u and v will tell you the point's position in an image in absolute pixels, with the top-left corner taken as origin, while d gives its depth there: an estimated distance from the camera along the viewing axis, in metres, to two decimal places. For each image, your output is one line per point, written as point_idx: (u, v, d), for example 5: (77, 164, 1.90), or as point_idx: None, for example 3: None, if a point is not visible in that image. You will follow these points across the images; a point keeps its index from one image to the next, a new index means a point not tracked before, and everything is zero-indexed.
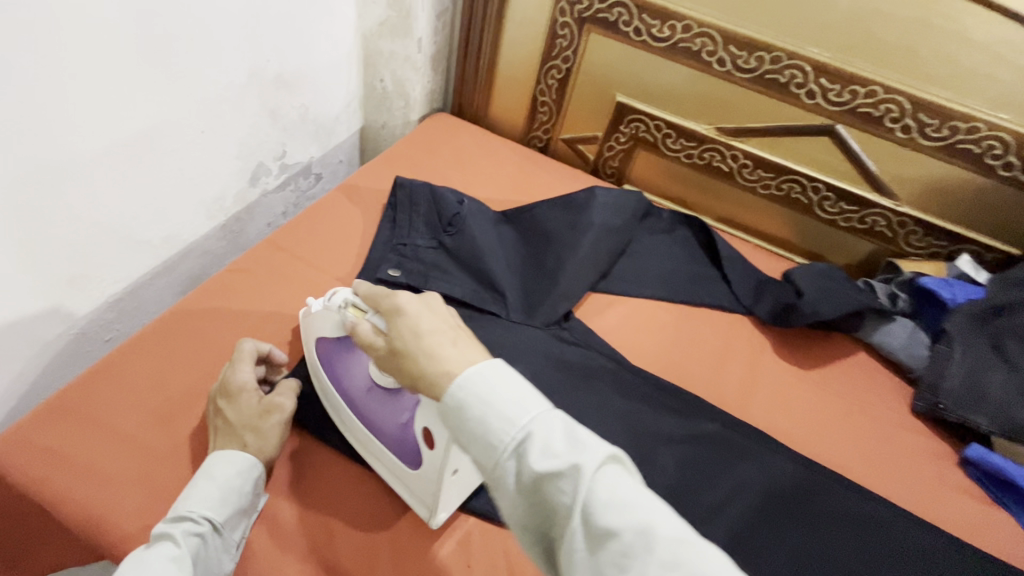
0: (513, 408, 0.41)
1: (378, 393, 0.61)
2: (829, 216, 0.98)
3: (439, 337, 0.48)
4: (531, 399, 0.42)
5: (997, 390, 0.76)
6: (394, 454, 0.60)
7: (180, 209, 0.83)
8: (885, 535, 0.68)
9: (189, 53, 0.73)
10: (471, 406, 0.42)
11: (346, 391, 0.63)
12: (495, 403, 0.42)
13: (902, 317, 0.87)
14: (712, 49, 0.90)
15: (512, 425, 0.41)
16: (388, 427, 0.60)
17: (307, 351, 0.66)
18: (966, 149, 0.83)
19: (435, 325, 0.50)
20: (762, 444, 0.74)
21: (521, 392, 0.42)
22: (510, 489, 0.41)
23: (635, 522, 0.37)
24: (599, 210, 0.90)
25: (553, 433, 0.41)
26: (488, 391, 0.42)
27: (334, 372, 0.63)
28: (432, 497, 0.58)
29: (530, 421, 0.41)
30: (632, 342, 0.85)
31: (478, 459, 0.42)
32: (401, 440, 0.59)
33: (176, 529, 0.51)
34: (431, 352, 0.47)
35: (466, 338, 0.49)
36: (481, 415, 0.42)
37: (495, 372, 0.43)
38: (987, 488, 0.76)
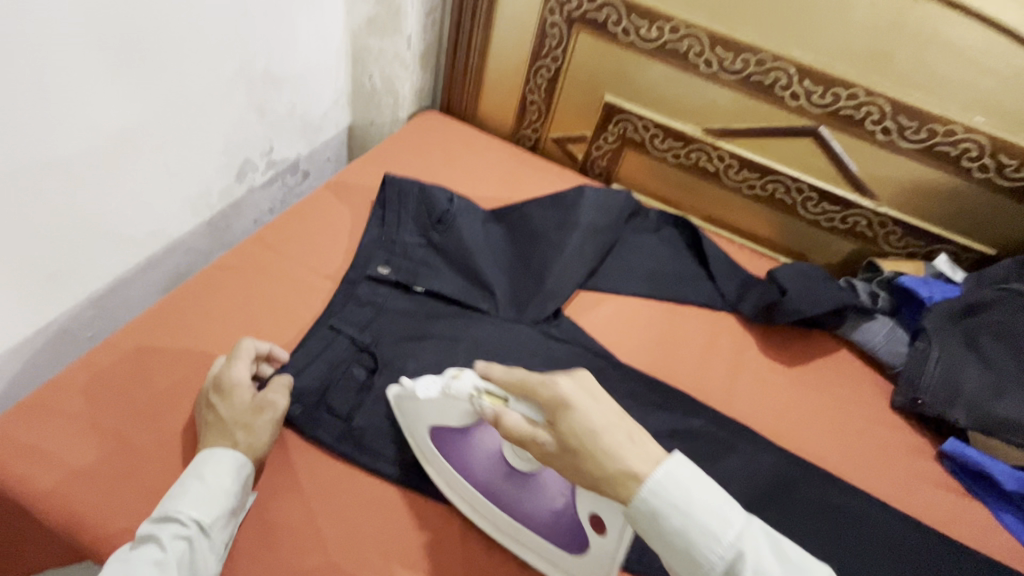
0: (716, 522, 0.45)
1: (517, 475, 0.59)
2: (813, 216, 0.99)
3: (615, 433, 0.49)
4: (732, 512, 0.46)
5: (972, 385, 0.77)
6: (549, 539, 0.58)
7: (166, 204, 0.83)
8: (864, 528, 0.69)
9: (175, 47, 0.73)
10: (670, 518, 0.46)
11: (477, 478, 0.60)
12: (696, 514, 0.45)
13: (882, 316, 0.89)
14: (699, 50, 0.91)
15: (721, 542, 0.45)
16: (537, 511, 0.58)
17: (420, 440, 0.63)
18: (944, 151, 0.85)
19: (606, 418, 0.50)
20: (747, 439, 0.75)
21: (719, 503, 0.46)
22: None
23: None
24: (587, 208, 0.91)
25: (761, 553, 0.45)
26: (684, 501, 0.46)
27: (460, 459, 0.61)
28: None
29: (738, 539, 0.45)
30: (619, 338, 0.85)
31: (683, 563, 0.46)
32: (557, 523, 0.57)
33: (162, 531, 0.51)
34: (613, 453, 0.48)
35: (639, 431, 0.50)
36: (684, 527, 0.45)
37: (692, 482, 0.47)
38: (964, 482, 0.78)
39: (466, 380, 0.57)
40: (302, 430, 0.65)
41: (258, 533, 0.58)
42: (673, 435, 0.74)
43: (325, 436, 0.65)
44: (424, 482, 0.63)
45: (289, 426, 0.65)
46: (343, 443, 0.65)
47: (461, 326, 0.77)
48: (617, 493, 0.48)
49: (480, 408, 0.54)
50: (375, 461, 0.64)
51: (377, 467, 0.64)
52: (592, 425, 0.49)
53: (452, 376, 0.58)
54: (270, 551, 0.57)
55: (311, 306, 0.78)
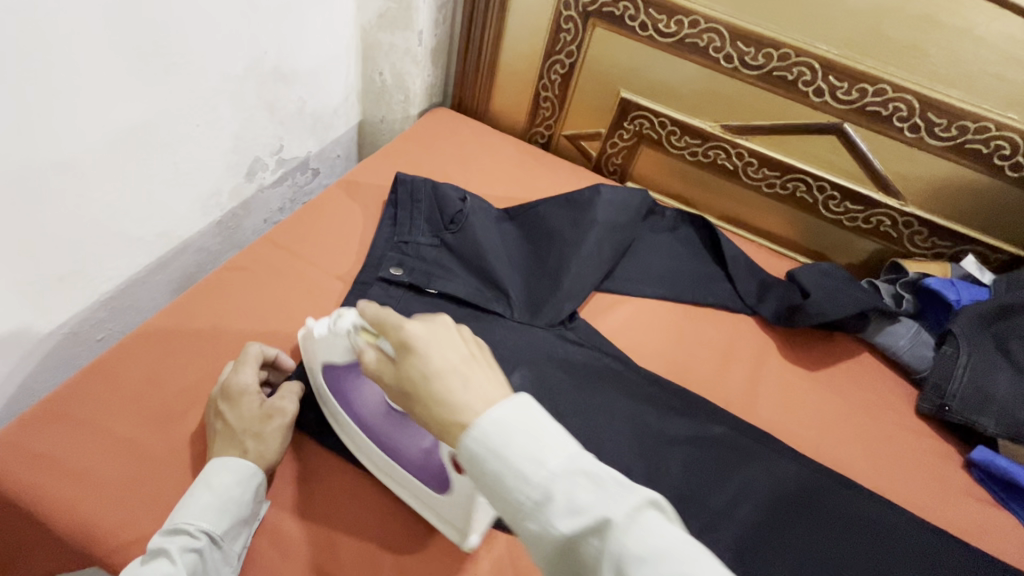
0: (529, 463, 0.39)
1: (397, 416, 0.61)
2: (834, 215, 0.97)
3: (449, 374, 0.45)
4: (546, 446, 0.40)
5: (1002, 391, 0.76)
6: (422, 479, 0.59)
7: (176, 203, 0.82)
8: (890, 539, 0.68)
9: (184, 45, 0.72)
10: (485, 462, 0.40)
11: (360, 418, 0.61)
12: (510, 455, 0.40)
13: (907, 318, 0.86)
14: (719, 45, 0.88)
15: (531, 481, 0.39)
16: (412, 452, 0.59)
17: (315, 379, 0.64)
18: (975, 149, 0.82)
19: (451, 361, 0.46)
20: (768, 446, 0.74)
21: (536, 438, 0.40)
22: (537, 545, 0.39)
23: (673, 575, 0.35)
24: (603, 208, 0.89)
25: (576, 486, 0.38)
26: (501, 445, 0.40)
27: (346, 399, 0.62)
28: (464, 519, 0.57)
29: (550, 477, 0.39)
30: (635, 341, 0.83)
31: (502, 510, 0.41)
32: (428, 463, 0.58)
33: (171, 544, 0.50)
34: (443, 393, 0.44)
35: (481, 373, 0.46)
36: (497, 470, 0.40)
37: (509, 417, 0.41)
38: (993, 491, 0.76)
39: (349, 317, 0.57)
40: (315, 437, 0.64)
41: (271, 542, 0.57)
42: (693, 442, 0.73)
43: (337, 443, 0.63)
44: None
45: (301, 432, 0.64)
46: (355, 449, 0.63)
47: (475, 329, 0.76)
48: (447, 437, 0.44)
49: (353, 343, 0.53)
50: None
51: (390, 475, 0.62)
52: (431, 366, 0.45)
53: (339, 315, 0.58)
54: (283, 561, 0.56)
55: (323, 308, 0.76)
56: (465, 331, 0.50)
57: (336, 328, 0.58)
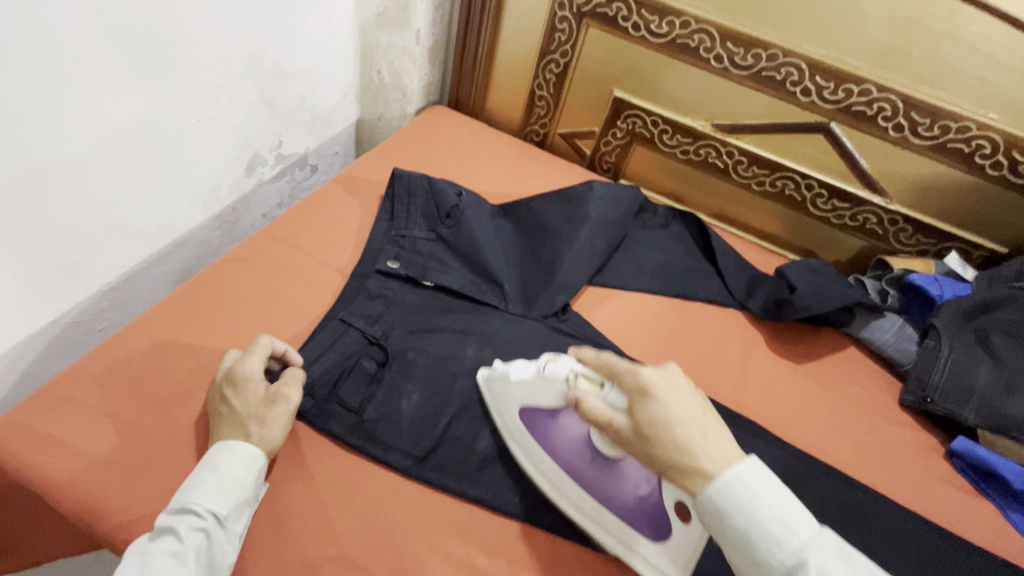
0: (777, 525, 0.44)
1: (603, 461, 0.62)
2: (822, 213, 0.99)
3: (691, 426, 0.49)
4: (796, 519, 0.44)
5: (983, 383, 0.77)
6: (635, 525, 0.61)
7: (177, 196, 0.83)
8: (871, 525, 0.70)
9: (187, 41, 0.74)
10: (730, 516, 0.45)
11: (566, 461, 0.63)
12: (759, 517, 0.44)
13: (892, 313, 0.89)
14: (710, 46, 0.90)
15: (780, 546, 0.44)
16: (625, 497, 0.61)
17: (507, 417, 0.66)
18: (956, 148, 0.84)
19: (686, 413, 0.50)
20: (756, 435, 0.76)
21: (784, 507, 0.45)
22: None
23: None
24: (596, 203, 0.91)
25: (830, 562, 0.42)
26: (749, 504, 0.45)
27: (548, 440, 0.64)
28: (681, 564, 0.60)
29: (802, 545, 0.43)
30: (627, 334, 0.85)
31: (744, 565, 0.46)
32: (643, 509, 0.61)
33: (178, 523, 0.51)
34: (680, 442, 0.48)
35: (716, 431, 0.49)
36: (745, 527, 0.45)
37: (754, 479, 0.46)
38: (973, 480, 0.78)
39: (564, 364, 0.58)
40: (312, 422, 0.65)
41: (269, 523, 0.58)
42: None
43: (336, 428, 0.65)
44: (434, 474, 0.64)
45: (300, 419, 0.65)
46: (354, 435, 0.65)
47: (470, 320, 0.78)
48: (681, 480, 0.48)
49: (576, 390, 0.56)
50: (386, 453, 0.64)
51: (387, 461, 0.64)
52: (668, 415, 0.49)
53: (551, 359, 0.60)
54: (282, 542, 0.57)
55: (321, 299, 0.78)
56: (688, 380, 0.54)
57: (546, 373, 0.59)
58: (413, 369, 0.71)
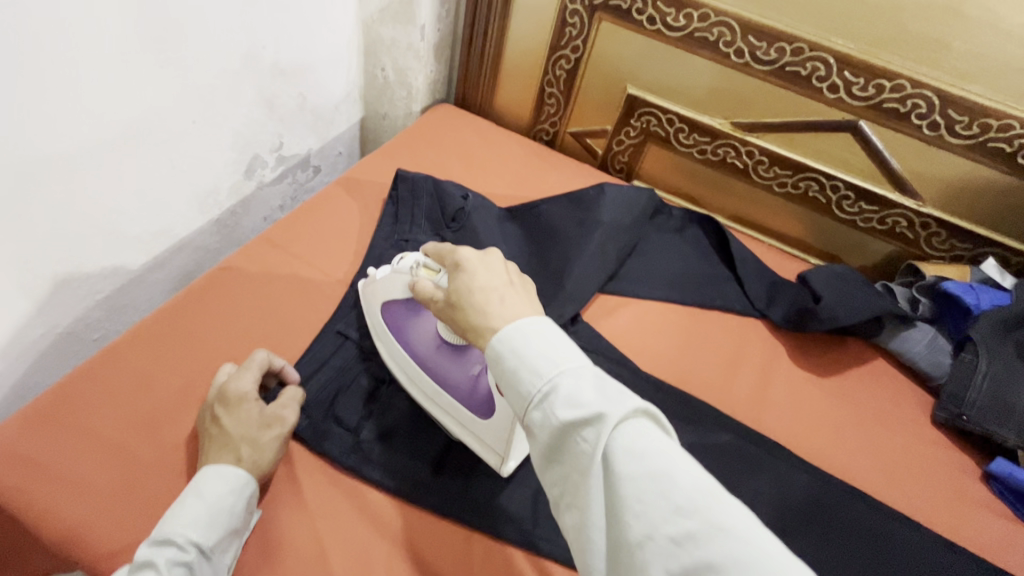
0: (541, 360, 0.43)
1: (447, 348, 0.65)
2: (848, 216, 0.94)
3: (489, 291, 0.49)
4: (561, 352, 0.43)
5: (1023, 402, 0.72)
6: (466, 405, 0.63)
7: (173, 202, 0.81)
8: (903, 555, 0.65)
9: (180, 39, 0.70)
10: (505, 358, 0.44)
11: (410, 346, 0.66)
12: (525, 354, 0.43)
13: (923, 323, 0.83)
14: (730, 40, 0.85)
15: (539, 377, 0.42)
16: (458, 378, 0.63)
17: (372, 314, 0.70)
18: (997, 147, 0.79)
19: (491, 281, 0.50)
20: (778, 455, 0.71)
21: (550, 344, 0.43)
22: (540, 436, 0.42)
23: (648, 468, 0.38)
24: (608, 207, 0.87)
25: (580, 385, 0.41)
26: (521, 346, 0.44)
27: (398, 328, 0.67)
28: (505, 443, 0.61)
29: (558, 374, 0.42)
30: (640, 345, 0.81)
31: (513, 404, 0.44)
32: (474, 389, 0.63)
33: (159, 557, 0.48)
34: (476, 303, 0.49)
35: (516, 295, 0.49)
36: (513, 367, 0.44)
37: (530, 324, 0.45)
38: (1011, 505, 0.73)
39: (412, 258, 0.64)
40: (309, 443, 0.62)
41: (260, 551, 0.55)
42: (699, 451, 0.71)
43: (333, 449, 0.62)
44: (434, 499, 0.60)
45: (294, 438, 0.63)
46: (351, 455, 0.62)
47: None
48: (475, 338, 0.49)
49: (416, 277, 0.61)
50: (384, 475, 0.61)
51: (385, 482, 0.61)
52: (473, 283, 0.50)
53: (403, 257, 0.66)
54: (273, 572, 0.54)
55: (319, 308, 0.75)
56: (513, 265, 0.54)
57: (399, 267, 0.65)
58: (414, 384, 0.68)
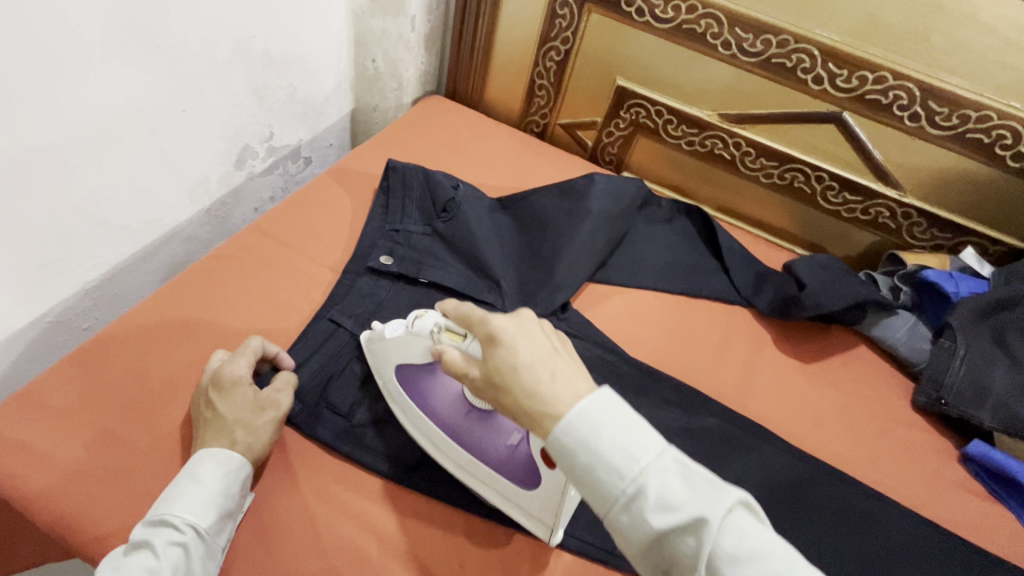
0: (621, 458, 0.41)
1: (476, 413, 0.61)
2: (833, 206, 0.95)
3: (538, 367, 0.46)
4: (640, 446, 0.41)
5: (999, 385, 0.74)
6: (508, 476, 0.58)
7: (163, 191, 0.81)
8: (882, 533, 0.67)
9: (170, 27, 0.70)
10: (578, 456, 0.42)
11: (437, 415, 0.61)
12: (602, 450, 0.41)
13: (904, 311, 0.85)
14: (717, 32, 0.86)
15: (624, 477, 0.40)
16: (495, 447, 0.59)
17: (386, 378, 0.65)
18: (976, 138, 0.80)
19: (535, 355, 0.46)
20: (763, 439, 0.73)
21: (626, 436, 0.41)
22: (630, 536, 0.41)
23: (761, 573, 0.37)
24: (598, 197, 0.88)
25: (668, 483, 0.40)
26: (594, 441, 0.41)
27: (419, 394, 0.62)
28: (554, 513, 0.56)
29: (643, 474, 0.40)
30: (630, 333, 0.82)
31: (593, 502, 0.42)
32: (513, 458, 0.58)
33: (156, 537, 0.49)
34: (530, 386, 0.45)
35: (566, 367, 0.46)
36: (590, 464, 0.41)
37: (598, 412, 0.42)
38: (987, 485, 0.75)
39: (431, 319, 0.61)
40: (302, 428, 0.63)
41: (254, 534, 0.56)
42: (686, 434, 0.72)
43: (326, 434, 0.63)
44: (426, 484, 0.61)
45: (287, 423, 0.63)
46: (344, 440, 0.63)
47: None
48: (537, 429, 0.45)
49: (439, 343, 0.56)
50: (377, 460, 0.62)
51: (378, 467, 0.62)
52: (516, 359, 0.46)
53: (420, 318, 0.62)
54: (267, 555, 0.55)
55: (311, 297, 0.75)
56: (545, 323, 0.50)
57: (415, 329, 0.61)
58: None
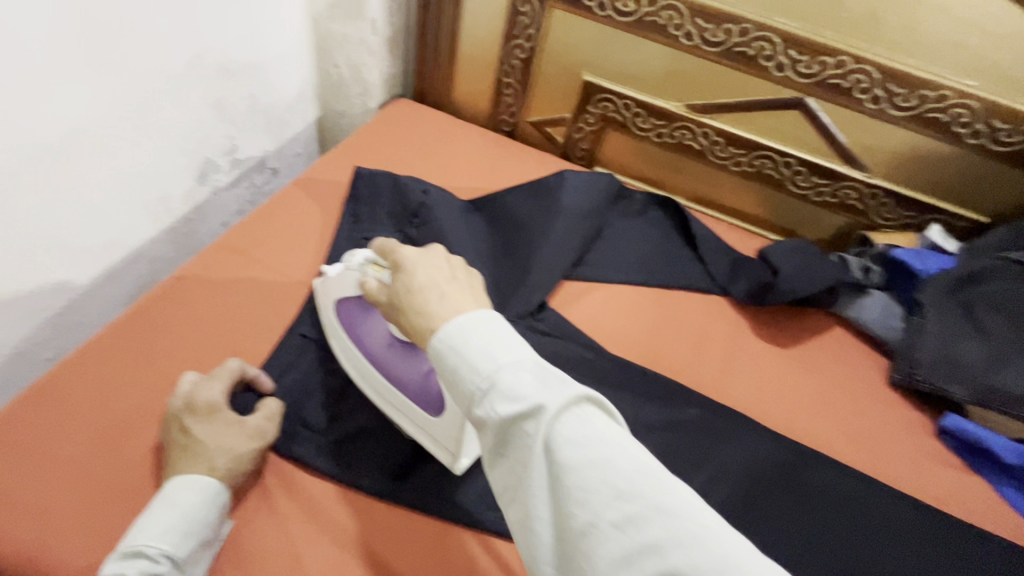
0: (481, 356, 0.43)
1: (401, 345, 0.65)
2: (802, 191, 0.96)
3: (430, 289, 0.50)
4: (501, 347, 0.43)
5: (971, 357, 0.75)
6: (418, 403, 0.62)
7: (122, 210, 0.78)
8: (864, 511, 0.68)
9: (117, 41, 0.68)
10: (446, 356, 0.44)
11: (365, 346, 0.66)
12: (465, 351, 0.43)
13: (876, 291, 0.87)
14: (678, 23, 0.86)
15: (480, 373, 0.42)
16: (410, 376, 0.63)
17: (328, 315, 0.70)
18: (935, 118, 0.82)
19: (431, 279, 0.51)
20: (745, 426, 0.74)
21: (492, 340, 0.43)
22: (482, 430, 0.42)
23: (589, 456, 0.39)
24: (569, 193, 0.88)
25: (519, 377, 0.41)
26: (460, 343, 0.44)
27: (353, 328, 0.67)
28: (456, 441, 0.60)
29: (498, 370, 0.42)
30: (608, 328, 0.82)
31: (457, 401, 0.44)
32: (424, 387, 0.62)
33: (129, 568, 0.47)
34: (418, 304, 0.49)
35: (458, 289, 0.50)
36: (455, 364, 0.43)
37: (471, 320, 0.45)
38: (964, 457, 0.76)
39: (361, 255, 0.64)
40: (279, 448, 0.62)
41: (232, 560, 0.55)
42: (668, 428, 0.72)
43: (303, 452, 0.62)
44: (408, 494, 0.61)
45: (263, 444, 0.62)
46: (324, 455, 0.62)
47: None
48: (422, 343, 0.48)
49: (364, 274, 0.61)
50: (355, 473, 0.61)
51: (357, 482, 0.61)
52: (413, 282, 0.51)
53: (353, 254, 0.66)
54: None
55: (282, 312, 0.74)
56: (456, 259, 0.55)
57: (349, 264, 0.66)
58: None
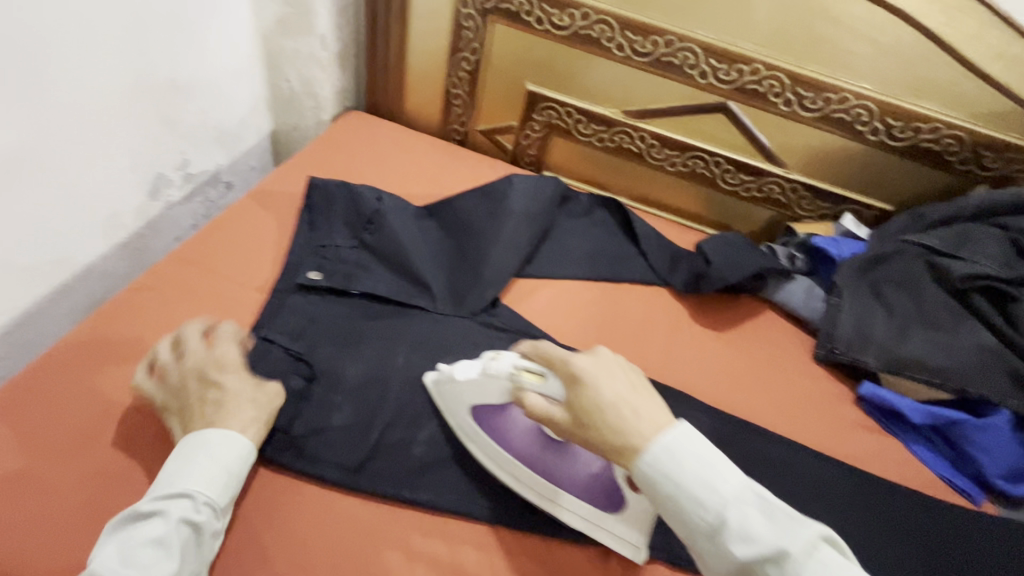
0: (703, 488, 0.49)
1: (556, 446, 0.67)
2: (732, 187, 1.05)
3: (622, 405, 0.54)
4: (720, 480, 0.49)
5: (880, 330, 0.84)
6: (594, 501, 0.65)
7: (72, 227, 0.78)
8: (789, 472, 0.76)
9: (62, 59, 0.69)
10: (660, 484, 0.50)
11: (519, 451, 0.67)
12: (683, 480, 0.49)
13: (800, 276, 0.95)
14: (610, 35, 0.93)
15: (707, 508, 0.48)
16: (578, 476, 0.66)
17: (460, 420, 0.69)
18: (840, 118, 0.91)
19: (617, 393, 0.55)
20: (684, 404, 0.80)
21: (709, 472, 0.49)
22: (714, 558, 0.49)
23: None
24: (517, 196, 0.93)
25: (747, 516, 0.47)
26: (675, 471, 0.50)
27: (501, 436, 0.67)
28: (640, 531, 0.64)
29: (725, 505, 0.48)
30: (558, 321, 0.88)
31: (680, 528, 0.50)
32: (596, 485, 0.66)
33: (174, 508, 0.54)
34: (616, 425, 0.53)
35: (649, 404, 0.55)
36: (673, 494, 0.50)
37: (682, 446, 0.50)
38: (880, 421, 0.84)
39: (506, 359, 0.61)
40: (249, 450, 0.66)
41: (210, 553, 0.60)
42: None
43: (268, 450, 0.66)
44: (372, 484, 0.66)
45: None
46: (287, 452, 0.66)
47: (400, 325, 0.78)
48: (621, 459, 0.53)
49: (521, 383, 0.59)
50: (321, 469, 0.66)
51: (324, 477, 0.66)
52: (603, 398, 0.54)
53: (494, 356, 0.62)
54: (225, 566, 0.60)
55: (241, 320, 0.76)
56: (619, 361, 0.59)
57: (490, 369, 0.62)
58: (342, 381, 0.71)
